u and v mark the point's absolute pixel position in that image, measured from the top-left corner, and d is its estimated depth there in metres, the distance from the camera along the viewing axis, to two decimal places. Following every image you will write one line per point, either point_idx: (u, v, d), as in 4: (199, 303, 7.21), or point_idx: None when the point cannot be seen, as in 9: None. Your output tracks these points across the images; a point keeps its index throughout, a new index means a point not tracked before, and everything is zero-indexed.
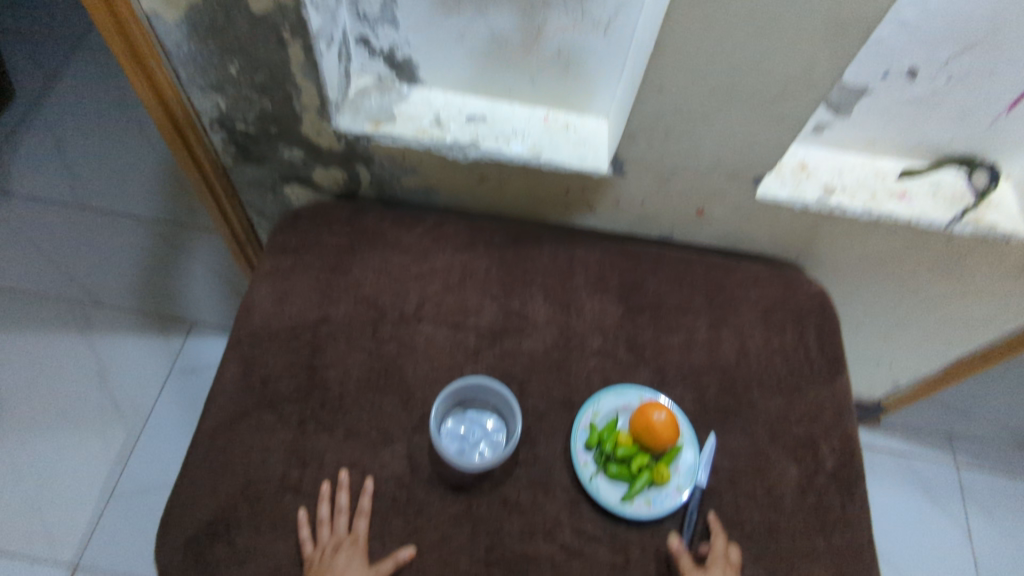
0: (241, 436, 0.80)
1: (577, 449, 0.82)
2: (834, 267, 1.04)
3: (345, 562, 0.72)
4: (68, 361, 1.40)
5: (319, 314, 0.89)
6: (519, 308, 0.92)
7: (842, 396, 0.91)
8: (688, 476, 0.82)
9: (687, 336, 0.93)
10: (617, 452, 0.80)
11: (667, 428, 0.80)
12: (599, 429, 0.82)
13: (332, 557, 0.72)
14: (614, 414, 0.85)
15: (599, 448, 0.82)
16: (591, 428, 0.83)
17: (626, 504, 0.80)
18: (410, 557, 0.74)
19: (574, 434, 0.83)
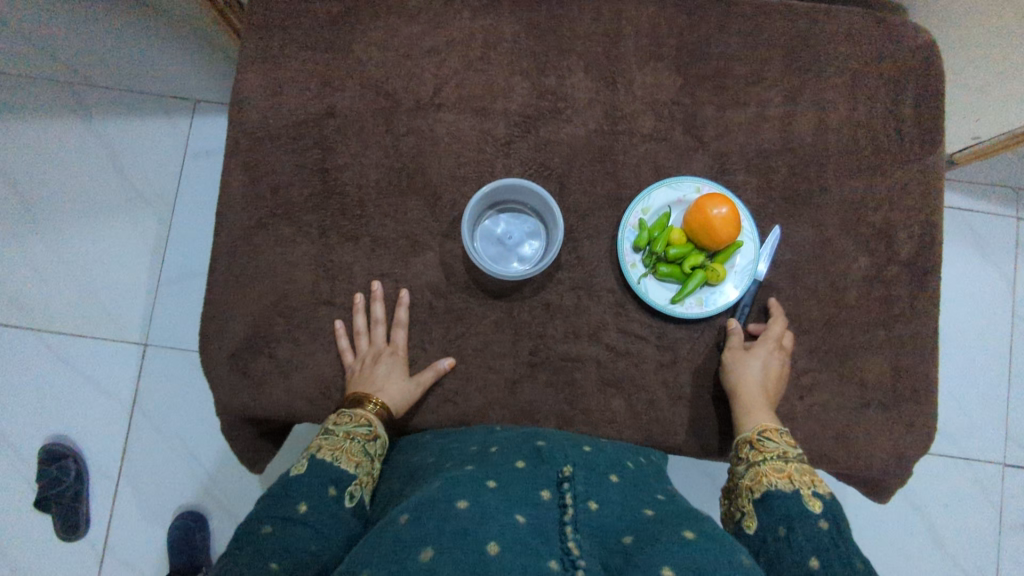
0: (261, 250, 0.74)
1: (625, 250, 0.75)
2: None
3: (386, 372, 0.71)
4: (75, 150, 1.31)
5: (323, 107, 0.76)
6: (556, 86, 0.77)
7: (932, 175, 0.78)
8: (745, 274, 0.75)
9: (755, 111, 0.78)
10: (669, 251, 0.73)
11: (727, 226, 0.70)
12: (649, 227, 0.74)
13: (373, 367, 0.71)
14: (666, 209, 0.75)
15: (648, 247, 0.74)
16: (640, 226, 0.75)
17: (676, 305, 0.75)
18: (450, 367, 0.73)
19: (621, 234, 0.75)
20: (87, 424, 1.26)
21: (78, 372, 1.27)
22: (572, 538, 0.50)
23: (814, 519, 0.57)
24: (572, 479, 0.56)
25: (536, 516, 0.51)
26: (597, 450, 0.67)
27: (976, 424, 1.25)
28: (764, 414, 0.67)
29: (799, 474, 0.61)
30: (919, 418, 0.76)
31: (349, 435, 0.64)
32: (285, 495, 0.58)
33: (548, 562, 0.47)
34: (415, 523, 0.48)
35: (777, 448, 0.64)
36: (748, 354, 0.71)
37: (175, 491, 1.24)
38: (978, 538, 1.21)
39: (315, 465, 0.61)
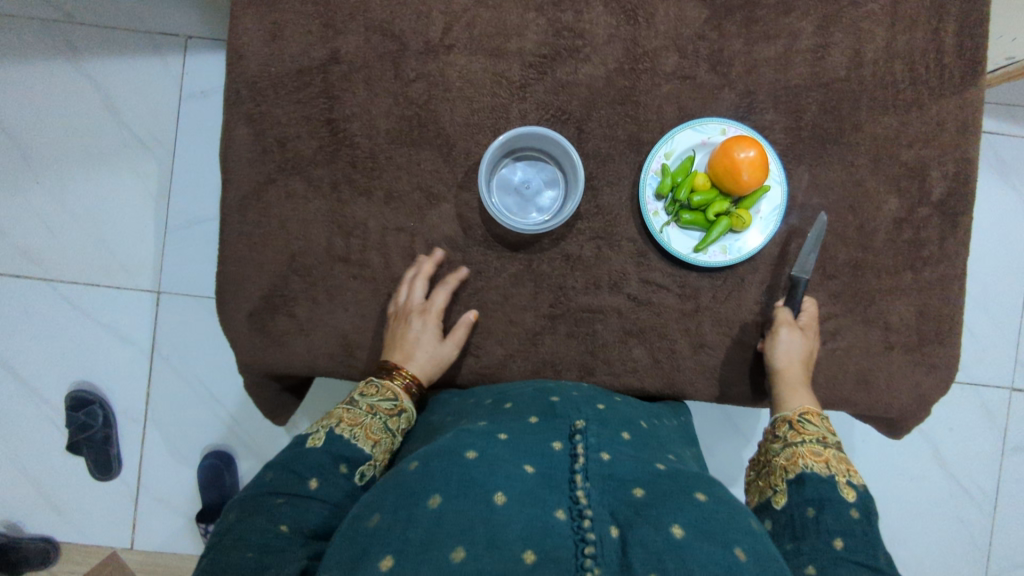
0: (272, 206, 0.72)
1: (647, 198, 0.72)
2: None
3: (419, 336, 0.69)
4: (69, 93, 1.27)
5: (326, 51, 0.72)
6: (573, 22, 0.72)
7: (972, 108, 0.74)
8: (772, 220, 0.73)
9: (786, 44, 0.73)
10: (693, 198, 0.71)
11: (754, 170, 0.67)
12: (671, 173, 0.71)
13: (404, 332, 0.69)
14: (690, 153, 0.72)
15: (672, 194, 0.72)
16: (662, 172, 0.72)
17: (700, 253, 0.73)
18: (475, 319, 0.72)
19: (643, 180, 0.72)
20: (110, 372, 1.28)
21: (95, 321, 1.28)
22: (580, 487, 0.48)
23: (841, 507, 0.56)
24: (584, 431, 0.54)
25: (545, 468, 0.50)
26: (612, 408, 0.64)
27: (988, 352, 1.25)
28: (803, 398, 0.68)
29: (838, 460, 0.61)
30: (941, 360, 0.75)
31: (370, 411, 0.62)
32: (296, 466, 0.57)
33: (555, 513, 0.46)
34: (424, 471, 0.48)
35: (816, 432, 0.64)
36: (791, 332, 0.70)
37: (202, 433, 1.28)
38: (984, 461, 1.25)
39: (332, 441, 0.59)
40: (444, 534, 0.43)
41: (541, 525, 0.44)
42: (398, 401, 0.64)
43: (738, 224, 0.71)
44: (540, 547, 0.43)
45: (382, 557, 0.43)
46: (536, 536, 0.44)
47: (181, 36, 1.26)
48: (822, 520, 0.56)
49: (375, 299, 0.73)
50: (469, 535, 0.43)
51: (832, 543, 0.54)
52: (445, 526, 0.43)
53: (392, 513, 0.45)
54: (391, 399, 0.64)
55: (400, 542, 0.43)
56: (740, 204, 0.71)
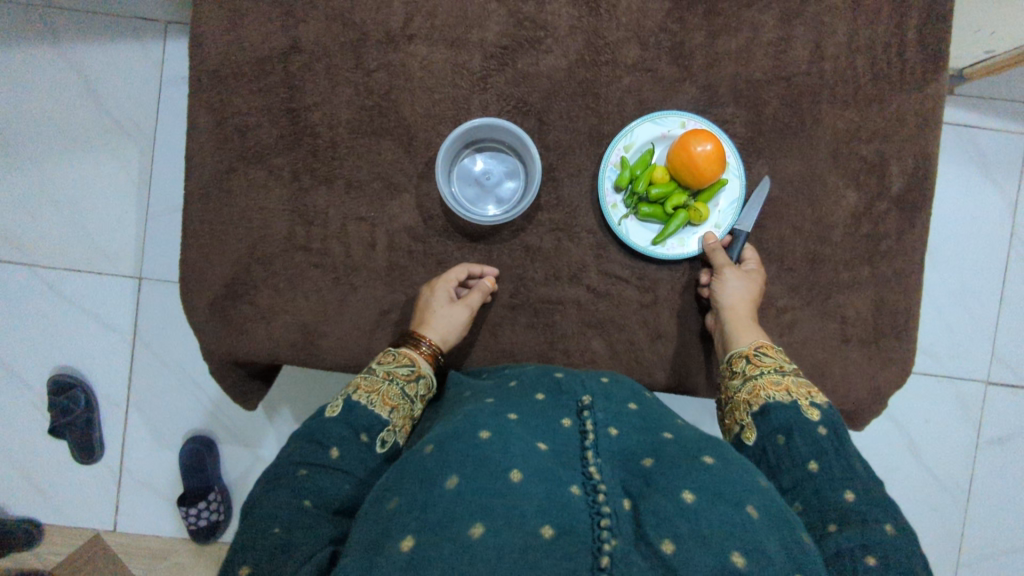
0: (235, 195, 0.73)
1: (606, 191, 0.73)
2: None
3: (432, 302, 0.70)
4: (48, 78, 1.26)
5: (287, 40, 0.72)
6: (535, 13, 0.72)
7: (933, 102, 0.74)
8: (729, 214, 0.74)
9: (747, 36, 0.73)
10: (651, 191, 0.72)
11: (711, 164, 0.69)
12: (631, 166, 0.72)
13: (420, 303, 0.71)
14: (649, 147, 0.73)
15: (631, 187, 0.73)
16: (621, 165, 0.72)
17: (657, 245, 0.74)
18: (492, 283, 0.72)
19: (603, 173, 0.73)
20: (91, 357, 1.29)
21: (76, 306, 1.28)
22: (593, 462, 0.47)
23: (846, 460, 0.54)
24: (593, 406, 0.53)
25: (556, 445, 0.49)
26: (616, 379, 0.62)
27: (962, 346, 1.26)
28: (755, 333, 0.67)
29: (796, 386, 0.61)
30: (897, 353, 0.76)
31: (387, 377, 0.63)
32: (317, 437, 0.56)
33: (570, 488, 0.45)
34: (439, 453, 0.47)
35: (773, 362, 0.64)
36: (735, 272, 0.70)
37: (182, 418, 1.29)
38: (955, 452, 1.26)
39: (349, 407, 0.59)
40: (462, 513, 0.42)
41: (558, 497, 0.43)
42: (414, 368, 0.65)
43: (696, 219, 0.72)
44: (557, 520, 0.42)
45: (403, 538, 0.42)
46: (555, 508, 0.43)
47: (160, 22, 1.25)
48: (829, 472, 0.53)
49: (336, 288, 0.74)
50: (487, 513, 0.42)
51: (843, 495, 0.52)
52: (464, 505, 0.42)
53: (409, 495, 0.45)
54: (407, 365, 0.65)
55: (419, 523, 0.42)
56: (697, 198, 0.73)
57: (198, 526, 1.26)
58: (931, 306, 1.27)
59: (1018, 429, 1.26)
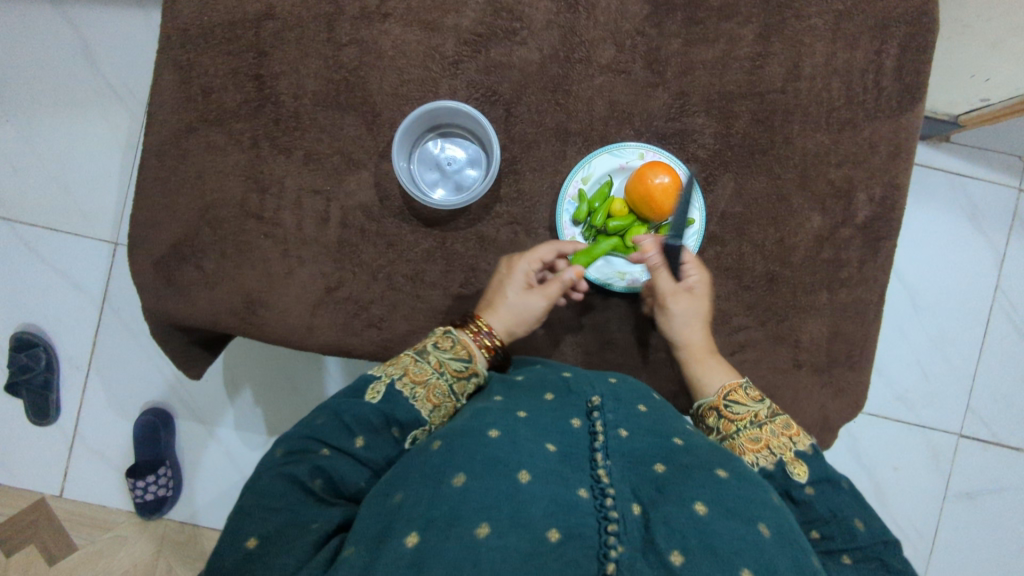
0: (192, 155, 0.72)
1: (564, 223, 0.72)
2: None
3: (511, 285, 0.65)
4: (45, 31, 1.27)
5: (262, 6, 0.71)
6: (513, 4, 0.72)
7: (906, 133, 0.73)
8: (690, 247, 0.72)
9: (725, 48, 0.73)
10: (609, 223, 0.71)
11: (668, 197, 0.68)
12: (588, 199, 0.72)
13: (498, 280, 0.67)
14: (608, 178, 0.72)
15: (589, 219, 0.72)
16: (579, 198, 0.72)
17: (620, 278, 0.72)
18: (575, 276, 0.64)
19: (561, 206, 0.72)
20: (55, 317, 1.27)
21: (46, 264, 1.27)
22: (602, 465, 0.44)
23: (848, 522, 0.51)
24: (602, 408, 0.49)
25: (564, 448, 0.46)
26: (626, 381, 0.56)
27: (935, 394, 1.24)
28: (720, 375, 0.64)
29: (775, 436, 0.56)
30: (849, 384, 0.74)
31: (438, 369, 0.57)
32: (347, 417, 0.53)
33: (577, 491, 0.43)
34: (446, 448, 0.44)
35: (747, 412, 0.59)
36: (677, 301, 0.66)
37: (142, 388, 1.26)
38: (923, 503, 1.22)
39: (390, 397, 0.54)
40: (468, 511, 0.40)
41: (565, 502, 0.42)
42: (469, 364, 0.59)
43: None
44: (566, 523, 0.40)
45: (409, 532, 0.40)
46: (562, 514, 0.41)
47: None
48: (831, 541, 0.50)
49: (284, 261, 0.72)
50: (494, 513, 0.40)
51: (839, 561, 0.49)
52: (471, 504, 0.40)
53: (414, 489, 0.43)
54: (462, 359, 0.59)
55: (425, 516, 0.40)
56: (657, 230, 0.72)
57: (145, 500, 1.21)
58: (908, 352, 1.25)
59: (988, 486, 1.23)
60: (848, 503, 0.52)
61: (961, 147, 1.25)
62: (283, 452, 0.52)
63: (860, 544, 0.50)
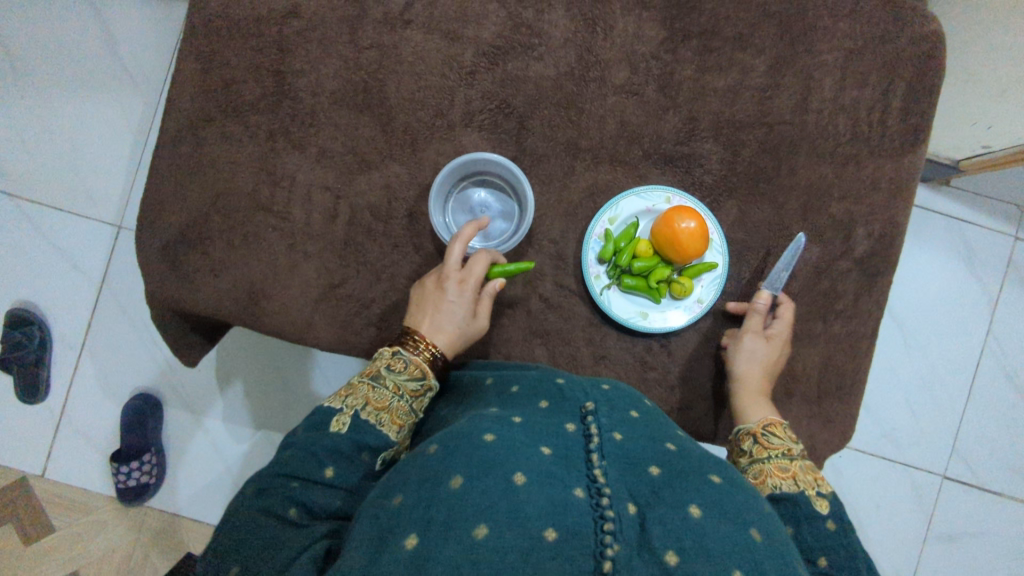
0: (207, 143, 0.73)
1: (588, 261, 0.73)
2: None
3: (462, 314, 0.65)
4: (67, 12, 1.28)
5: (287, 4, 0.73)
6: (533, 20, 0.74)
7: (907, 173, 0.75)
8: (710, 291, 0.74)
9: (736, 78, 0.74)
10: (634, 264, 0.72)
11: (694, 240, 0.69)
12: (614, 239, 0.73)
13: (444, 305, 0.64)
14: (634, 219, 0.73)
15: (613, 259, 0.73)
16: (604, 238, 0.73)
17: (639, 317, 0.74)
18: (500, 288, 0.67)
19: (586, 243, 0.73)
20: (53, 296, 1.27)
21: (49, 242, 1.28)
22: (598, 465, 0.45)
23: (856, 561, 0.51)
24: (596, 413, 0.50)
25: (560, 449, 0.46)
26: (618, 388, 0.57)
27: (921, 434, 1.25)
28: (764, 409, 0.65)
29: (804, 472, 0.57)
30: (839, 415, 0.75)
31: (396, 392, 0.59)
32: (315, 451, 0.54)
33: (574, 490, 0.43)
34: (444, 451, 0.45)
35: (782, 444, 0.60)
36: (753, 338, 0.69)
37: (134, 373, 1.26)
38: (903, 542, 1.23)
39: (355, 426, 0.57)
40: (466, 513, 0.40)
41: (562, 501, 0.41)
42: (425, 381, 0.61)
43: (676, 291, 0.72)
44: (564, 522, 0.40)
45: (408, 536, 0.40)
46: (560, 512, 0.41)
47: None
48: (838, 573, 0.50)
49: (290, 255, 0.73)
50: (492, 513, 0.40)
51: None
52: (468, 505, 0.40)
53: (411, 492, 0.43)
54: (418, 378, 0.61)
55: (424, 519, 0.40)
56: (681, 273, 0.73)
57: (127, 485, 1.20)
58: (897, 391, 1.26)
59: (968, 529, 1.23)
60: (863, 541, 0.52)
61: (961, 192, 1.27)
62: (254, 489, 0.53)
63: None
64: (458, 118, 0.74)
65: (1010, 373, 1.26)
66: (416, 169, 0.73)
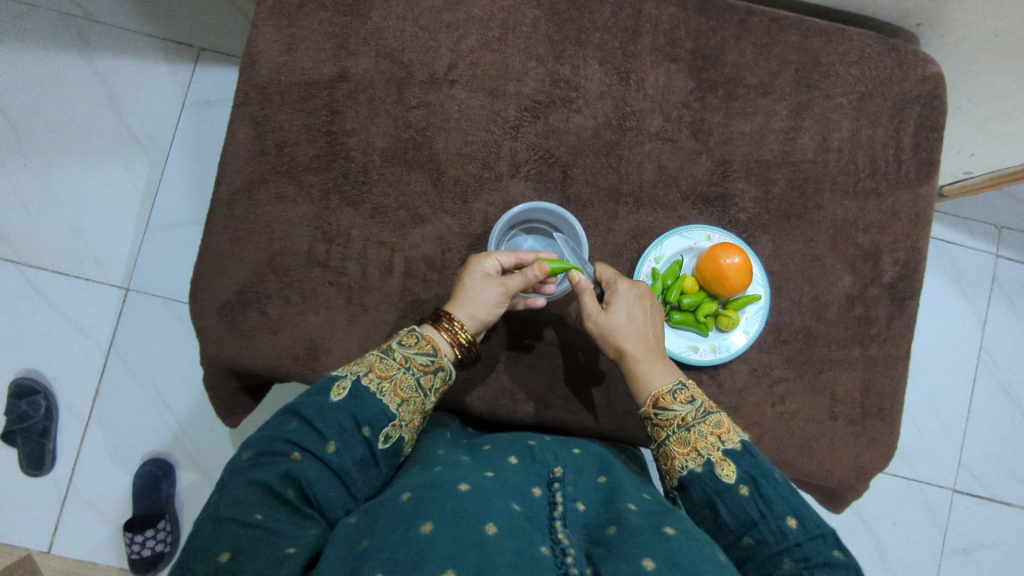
0: (263, 204, 0.75)
1: None
2: (955, 14, 0.83)
3: (468, 275, 0.66)
4: (70, 80, 1.27)
5: (336, 69, 0.76)
6: (570, 75, 0.78)
7: (925, 202, 0.80)
8: (755, 322, 0.77)
9: (762, 121, 0.80)
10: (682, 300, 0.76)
11: (739, 274, 0.73)
12: (662, 277, 0.76)
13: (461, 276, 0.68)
14: (678, 258, 0.77)
15: (662, 296, 0.76)
16: (653, 276, 0.76)
17: (690, 350, 0.76)
18: (541, 274, 0.66)
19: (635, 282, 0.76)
20: (60, 366, 1.22)
21: (55, 309, 1.23)
22: (561, 530, 0.47)
23: (780, 522, 0.54)
24: (563, 480, 0.53)
25: (527, 509, 0.48)
26: (589, 452, 0.63)
27: (930, 450, 1.28)
28: (660, 372, 0.65)
29: (703, 437, 0.60)
30: (882, 436, 0.78)
31: (403, 364, 0.60)
32: (318, 422, 0.55)
33: (539, 548, 0.44)
34: (416, 501, 0.46)
35: (676, 416, 0.62)
36: (624, 307, 0.68)
37: (142, 440, 1.21)
38: (922, 558, 1.25)
39: (356, 393, 0.58)
40: (434, 558, 0.41)
41: (528, 555, 0.43)
42: (435, 358, 0.62)
43: (725, 323, 0.75)
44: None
45: None
46: (526, 565, 0.42)
47: (194, 47, 1.28)
48: (766, 546, 0.53)
49: (346, 309, 0.74)
50: (460, 560, 0.41)
51: (780, 566, 0.52)
52: (437, 551, 0.41)
53: (381, 537, 0.44)
54: (428, 354, 0.62)
55: (393, 560, 0.41)
56: (727, 305, 0.76)
57: (141, 556, 1.16)
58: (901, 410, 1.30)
59: (982, 541, 1.26)
60: (778, 500, 0.55)
61: (945, 217, 1.34)
62: (252, 454, 0.53)
63: (794, 543, 0.53)
64: (504, 169, 0.77)
65: (1006, 385, 1.31)
66: (467, 220, 0.76)
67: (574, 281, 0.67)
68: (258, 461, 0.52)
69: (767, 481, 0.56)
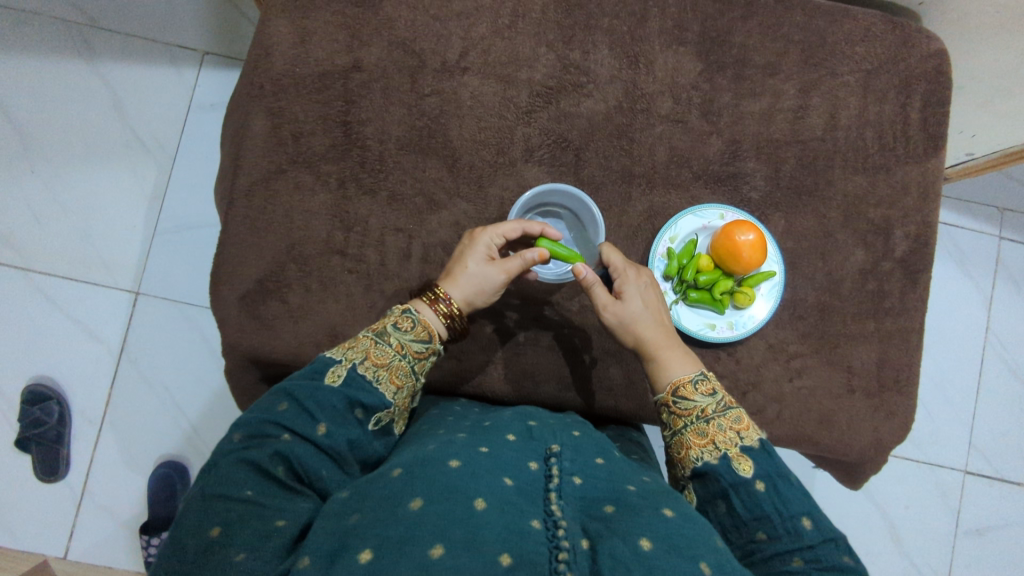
0: (282, 194, 0.76)
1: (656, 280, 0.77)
2: None
3: (467, 258, 0.67)
4: (75, 86, 1.27)
5: (349, 59, 0.77)
6: (580, 60, 0.79)
7: (934, 176, 0.81)
8: (771, 298, 0.78)
9: (771, 101, 0.81)
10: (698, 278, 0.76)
11: (754, 250, 0.74)
12: (677, 256, 0.77)
13: (462, 252, 0.69)
14: (693, 237, 0.78)
15: (678, 276, 0.77)
16: (668, 256, 0.77)
17: (708, 328, 0.77)
18: (540, 256, 0.66)
19: (652, 263, 0.77)
20: (72, 371, 1.23)
21: (66, 314, 1.24)
22: (555, 502, 0.45)
23: (795, 522, 0.52)
24: (560, 454, 0.50)
25: (520, 484, 0.46)
26: (588, 435, 0.58)
27: (942, 431, 1.29)
28: (682, 361, 0.64)
29: (722, 431, 0.57)
30: (900, 408, 0.78)
31: (400, 350, 0.60)
32: (310, 404, 0.55)
33: (530, 521, 0.42)
34: (405, 476, 0.45)
35: (695, 407, 0.60)
36: (636, 293, 0.68)
37: (156, 442, 1.21)
38: (937, 540, 1.25)
39: (351, 379, 0.57)
40: (423, 534, 0.39)
41: (517, 530, 0.41)
42: (429, 345, 0.63)
43: (742, 300, 0.76)
44: (517, 549, 0.40)
45: (362, 550, 0.39)
46: (514, 540, 0.40)
47: (198, 51, 1.29)
48: (778, 543, 0.51)
49: (367, 295, 0.75)
50: (448, 534, 0.39)
51: (789, 565, 0.50)
52: (426, 527, 0.40)
53: (371, 513, 0.42)
54: (423, 340, 0.62)
55: (382, 534, 0.40)
56: (743, 283, 0.77)
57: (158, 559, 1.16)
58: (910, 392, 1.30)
59: (995, 522, 1.27)
60: (795, 500, 0.53)
61: (949, 199, 1.35)
62: (242, 437, 0.52)
63: (806, 544, 0.50)
64: (519, 154, 0.78)
65: (1014, 364, 1.32)
66: (483, 205, 0.77)
67: (581, 275, 0.66)
68: (250, 443, 0.52)
69: (784, 480, 0.54)
